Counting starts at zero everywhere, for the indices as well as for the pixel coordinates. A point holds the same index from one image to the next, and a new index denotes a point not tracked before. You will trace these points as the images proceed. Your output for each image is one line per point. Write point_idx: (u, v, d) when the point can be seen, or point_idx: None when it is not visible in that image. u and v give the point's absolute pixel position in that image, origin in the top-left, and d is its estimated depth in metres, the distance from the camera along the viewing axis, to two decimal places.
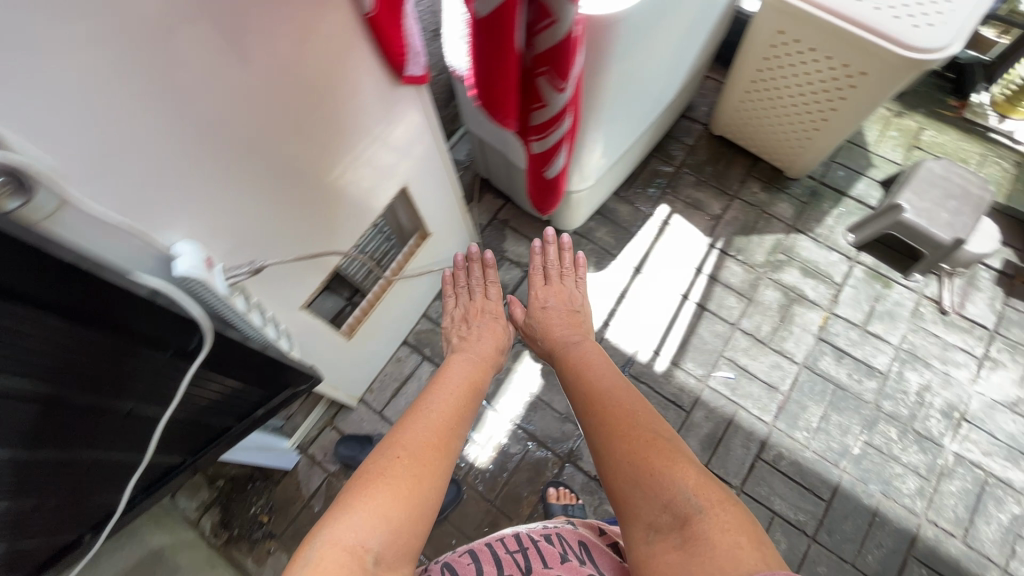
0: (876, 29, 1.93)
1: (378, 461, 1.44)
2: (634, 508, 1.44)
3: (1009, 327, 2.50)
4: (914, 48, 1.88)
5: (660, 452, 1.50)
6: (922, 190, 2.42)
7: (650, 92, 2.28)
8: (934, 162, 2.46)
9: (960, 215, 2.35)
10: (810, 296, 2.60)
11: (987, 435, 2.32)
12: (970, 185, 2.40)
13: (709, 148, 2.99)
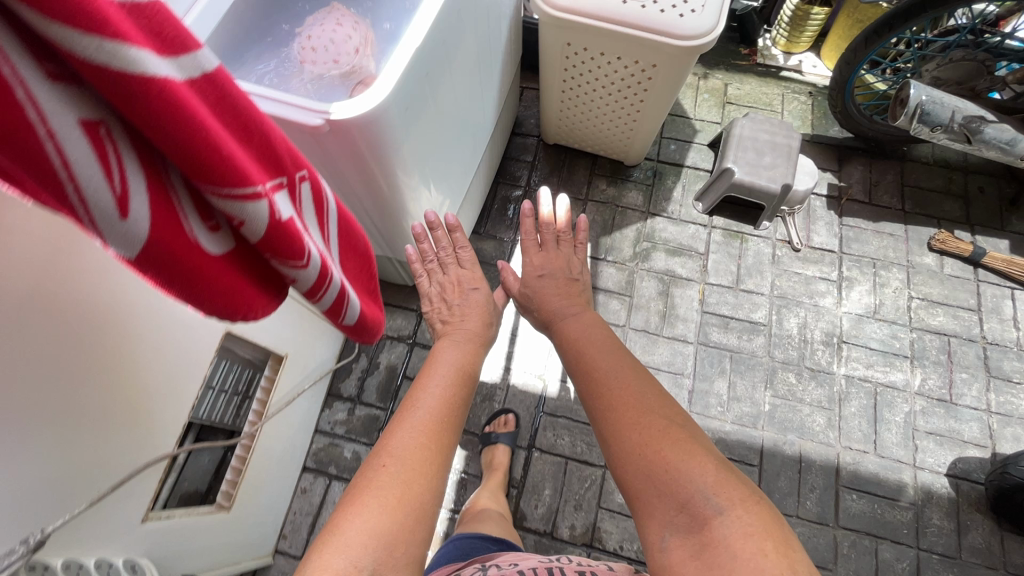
0: (649, 27, 1.96)
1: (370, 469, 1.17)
2: (647, 503, 1.25)
3: (850, 245, 2.74)
4: (687, 38, 1.95)
5: (671, 443, 1.28)
6: (741, 151, 2.60)
7: (467, 136, 2.18)
8: (741, 126, 2.66)
9: (778, 164, 2.55)
10: (683, 274, 2.68)
11: (865, 348, 2.52)
12: (777, 135, 2.63)
13: (550, 158, 2.97)
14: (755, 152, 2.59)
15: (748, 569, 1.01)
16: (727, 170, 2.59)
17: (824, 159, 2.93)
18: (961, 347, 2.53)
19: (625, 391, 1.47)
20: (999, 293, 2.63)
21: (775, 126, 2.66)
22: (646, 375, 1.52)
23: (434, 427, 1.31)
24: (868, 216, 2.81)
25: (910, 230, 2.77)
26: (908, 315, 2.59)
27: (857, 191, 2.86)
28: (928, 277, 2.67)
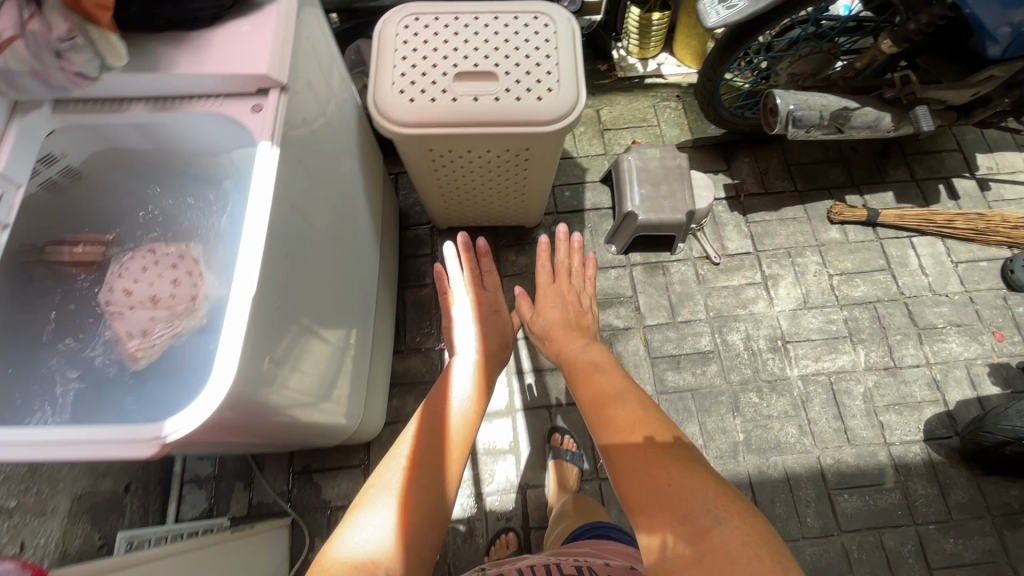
0: (512, 124, 1.78)
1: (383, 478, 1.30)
2: (647, 513, 1.28)
3: (763, 241, 2.76)
4: (553, 122, 1.78)
5: (661, 456, 1.36)
6: (638, 190, 2.49)
7: (355, 280, 1.90)
8: (630, 162, 2.54)
9: (677, 194, 2.48)
10: (620, 326, 2.59)
11: (808, 342, 2.56)
12: (665, 161, 2.55)
13: (449, 244, 2.74)
14: (652, 185, 2.50)
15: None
16: (631, 214, 2.48)
17: (711, 161, 2.92)
18: (887, 310, 2.62)
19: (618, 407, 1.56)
20: (900, 245, 2.74)
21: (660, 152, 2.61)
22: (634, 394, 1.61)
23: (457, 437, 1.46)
24: (768, 206, 2.84)
25: (809, 209, 2.82)
26: (833, 295, 2.64)
27: (751, 184, 2.87)
28: (838, 249, 2.74)
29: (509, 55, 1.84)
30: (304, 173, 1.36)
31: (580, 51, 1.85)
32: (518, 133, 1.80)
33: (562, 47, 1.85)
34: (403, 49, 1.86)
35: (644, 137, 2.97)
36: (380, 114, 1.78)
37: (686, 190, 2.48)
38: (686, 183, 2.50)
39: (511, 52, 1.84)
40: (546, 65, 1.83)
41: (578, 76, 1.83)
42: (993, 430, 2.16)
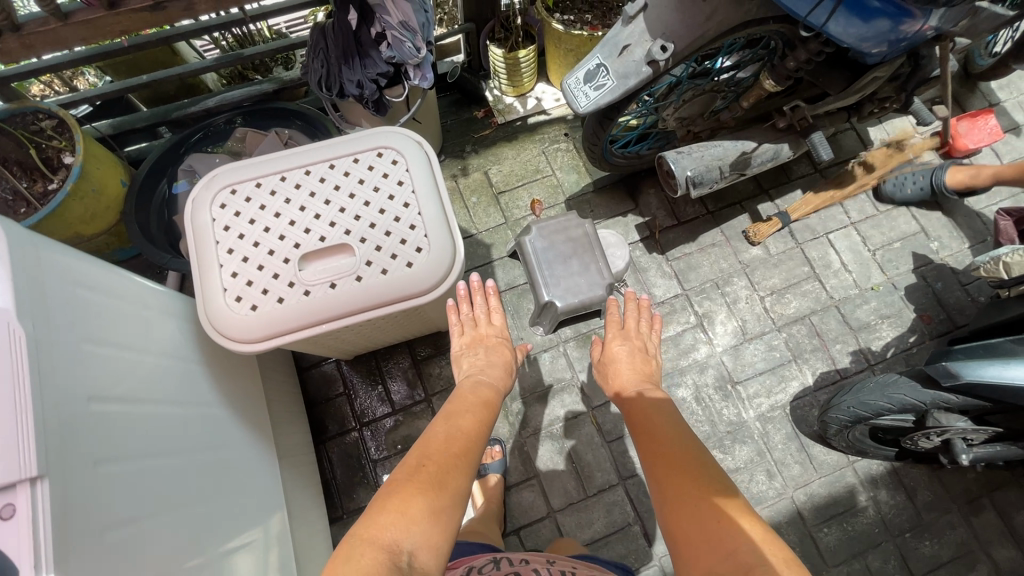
0: (386, 301, 1.48)
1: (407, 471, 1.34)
2: (698, 540, 1.41)
3: (689, 277, 2.61)
4: (433, 285, 1.50)
5: (714, 503, 1.48)
6: (549, 276, 2.29)
7: (264, 513, 1.57)
8: (534, 245, 2.34)
9: (593, 266, 2.31)
10: (567, 415, 2.40)
11: (755, 376, 2.47)
12: (571, 233, 2.36)
13: (363, 374, 2.42)
14: (563, 265, 2.31)
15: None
16: (548, 303, 2.29)
17: (617, 203, 2.72)
18: (822, 321, 2.56)
19: (675, 449, 1.72)
20: (821, 246, 2.67)
21: (564, 222, 2.39)
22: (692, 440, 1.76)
23: (469, 447, 1.50)
24: (687, 237, 2.67)
25: (727, 230, 2.69)
26: (769, 318, 2.56)
27: (663, 218, 2.70)
28: (764, 267, 2.63)
29: (359, 214, 1.52)
30: (121, 517, 1.02)
31: (442, 189, 1.57)
32: (397, 308, 1.50)
33: (419, 187, 1.55)
34: (227, 239, 1.49)
35: (543, 192, 2.72)
36: (222, 336, 1.43)
37: (600, 259, 2.33)
38: (598, 251, 2.34)
39: (361, 210, 1.53)
40: (408, 216, 1.53)
41: (447, 218, 1.55)
42: (838, 413, 2.11)
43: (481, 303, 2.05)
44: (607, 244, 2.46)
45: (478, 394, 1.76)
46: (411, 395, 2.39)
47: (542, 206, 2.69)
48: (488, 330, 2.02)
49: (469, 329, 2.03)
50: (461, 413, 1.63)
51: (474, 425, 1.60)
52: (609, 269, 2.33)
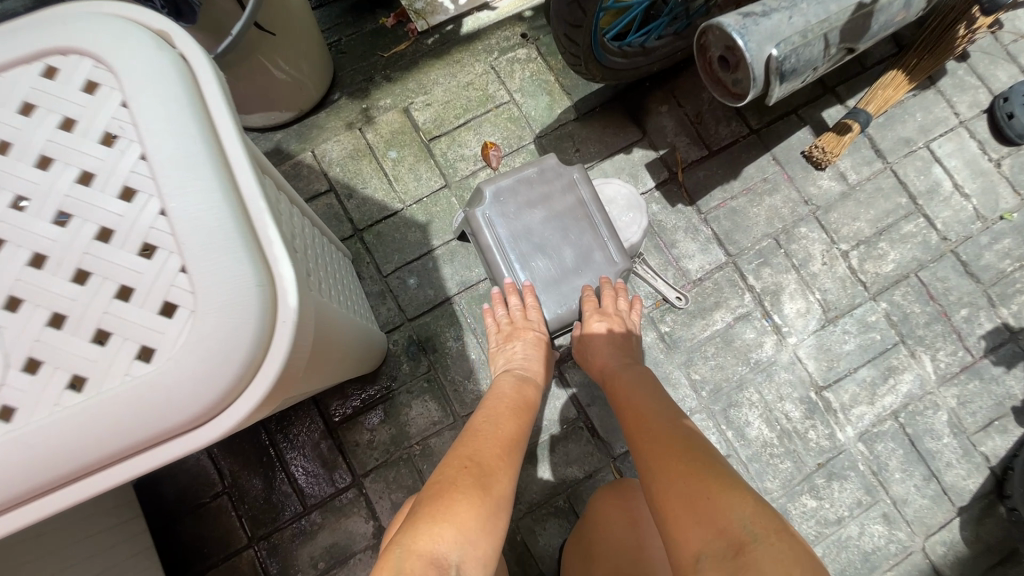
0: (111, 456, 0.57)
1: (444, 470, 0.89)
2: (673, 517, 0.84)
3: (734, 235, 1.71)
4: (223, 399, 0.59)
5: (683, 468, 0.90)
6: (526, 270, 1.40)
7: None
8: (493, 222, 1.42)
9: (593, 244, 1.44)
10: (577, 475, 1.56)
11: (850, 375, 1.64)
12: (548, 194, 1.46)
13: (252, 459, 1.53)
14: (544, 251, 1.42)
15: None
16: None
17: (613, 134, 1.77)
18: (937, 277, 1.70)
19: (646, 410, 1.10)
20: (922, 164, 1.77)
21: (535, 178, 1.46)
22: (659, 389, 1.17)
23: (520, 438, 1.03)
24: (724, 174, 1.76)
25: (781, 156, 1.77)
26: (860, 284, 1.69)
27: (685, 148, 1.77)
28: (843, 206, 1.74)
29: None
30: None
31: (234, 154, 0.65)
32: (140, 470, 0.59)
33: (165, 147, 0.60)
34: None
35: (499, 132, 1.76)
36: None
37: (602, 231, 1.44)
38: (596, 218, 1.45)
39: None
40: (138, 225, 0.58)
41: (240, 223, 0.62)
42: None
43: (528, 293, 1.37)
44: (609, 205, 1.55)
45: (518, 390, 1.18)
46: (332, 482, 1.53)
47: (499, 153, 1.73)
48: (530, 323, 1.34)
49: (507, 324, 1.35)
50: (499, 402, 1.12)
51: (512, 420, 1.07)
52: (619, 245, 1.45)
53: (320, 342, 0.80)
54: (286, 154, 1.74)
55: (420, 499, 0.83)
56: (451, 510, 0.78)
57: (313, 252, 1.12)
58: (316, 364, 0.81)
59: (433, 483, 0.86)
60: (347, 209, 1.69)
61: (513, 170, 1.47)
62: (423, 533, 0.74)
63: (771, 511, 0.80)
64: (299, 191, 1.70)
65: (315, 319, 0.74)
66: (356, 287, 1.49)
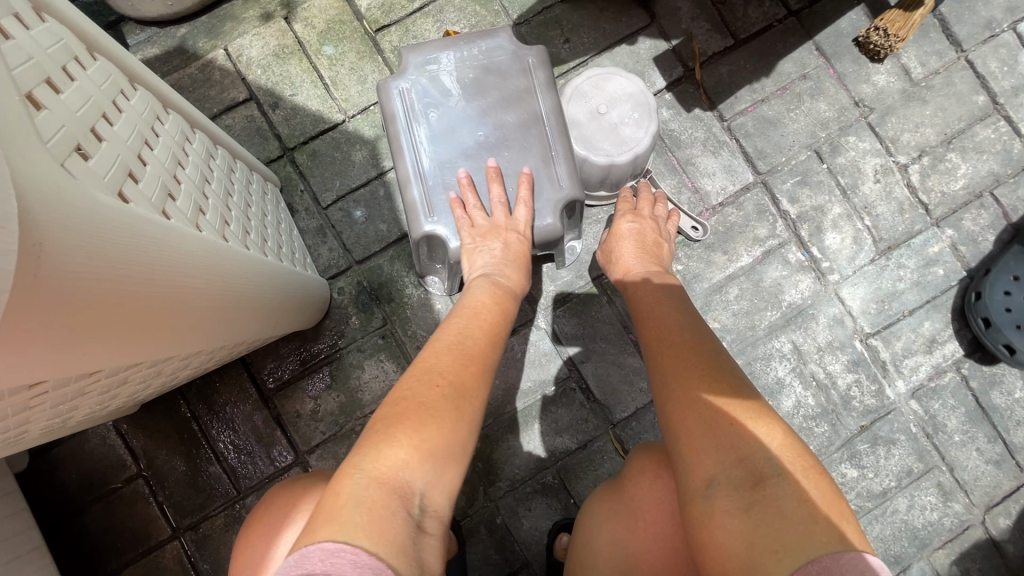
0: None
1: (410, 382, 0.75)
2: (689, 439, 0.74)
3: (764, 146, 1.36)
4: None
5: (710, 387, 0.78)
6: (434, 173, 1.04)
7: None
8: (410, 100, 1.05)
9: (534, 157, 1.04)
10: (569, 444, 1.28)
11: (904, 319, 1.33)
12: (494, 76, 1.05)
13: (169, 436, 1.25)
14: (464, 154, 1.04)
15: (774, 567, 0.57)
16: (430, 237, 1.07)
17: (613, 20, 1.38)
18: (1018, 195, 1.36)
19: (664, 315, 0.95)
20: (1006, 52, 1.39)
21: (476, 58, 1.06)
22: (677, 292, 1.01)
23: (486, 348, 0.84)
24: (754, 70, 1.38)
25: (828, 43, 1.39)
26: (920, 206, 1.35)
27: (705, 36, 1.38)
28: (903, 108, 1.37)
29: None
30: None
31: None
32: None
33: None
34: None
35: (466, 19, 1.36)
36: None
37: (553, 141, 1.04)
38: (547, 121, 1.04)
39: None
40: None
41: None
42: None
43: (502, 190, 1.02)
44: (597, 108, 1.16)
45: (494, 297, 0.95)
46: (270, 461, 1.25)
47: None
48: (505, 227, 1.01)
49: (484, 224, 1.01)
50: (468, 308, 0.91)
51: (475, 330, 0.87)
52: (571, 166, 1.04)
53: (115, 267, 0.51)
54: (193, 53, 1.35)
55: (380, 413, 0.70)
56: (412, 437, 0.67)
57: (212, 182, 0.84)
58: (113, 304, 0.52)
59: (394, 398, 0.72)
60: (273, 124, 1.32)
61: (461, 35, 1.08)
62: (384, 455, 0.64)
63: (796, 437, 0.71)
64: (211, 101, 1.33)
65: (62, 227, 0.43)
66: (279, 218, 1.13)
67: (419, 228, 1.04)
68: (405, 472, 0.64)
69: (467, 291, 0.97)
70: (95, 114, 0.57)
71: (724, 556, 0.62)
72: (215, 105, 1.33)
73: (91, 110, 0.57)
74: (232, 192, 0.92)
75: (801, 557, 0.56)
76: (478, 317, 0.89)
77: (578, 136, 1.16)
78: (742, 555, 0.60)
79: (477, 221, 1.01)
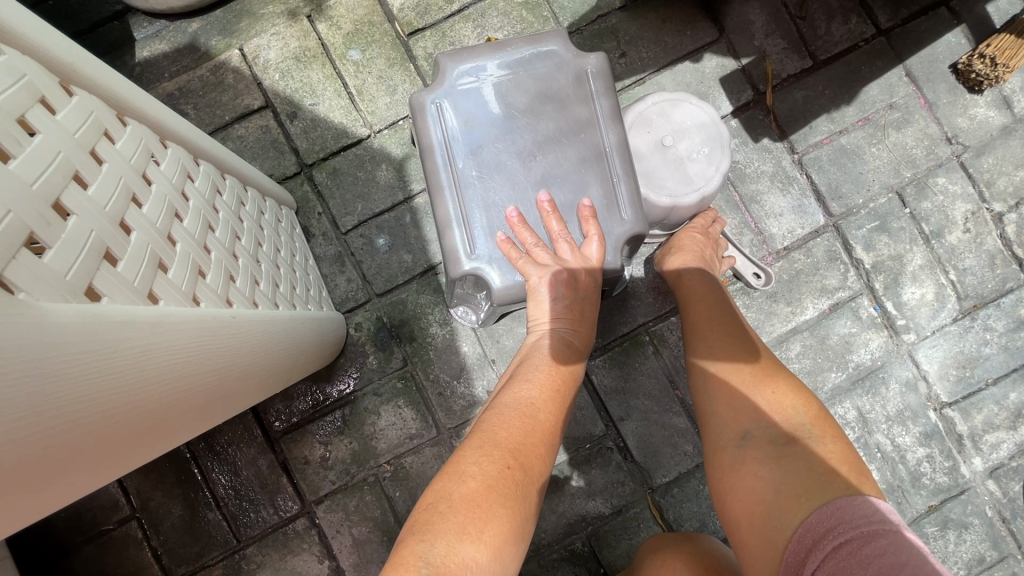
0: None
1: (476, 452, 0.66)
2: (725, 400, 0.80)
3: (839, 185, 1.20)
4: None
5: (746, 359, 0.84)
6: (476, 206, 0.88)
7: None
8: (448, 118, 0.90)
9: (593, 186, 0.89)
10: (601, 508, 1.16)
11: (986, 389, 1.18)
12: (547, 92, 0.90)
13: (166, 477, 1.14)
14: (511, 183, 0.89)
15: (795, 508, 0.62)
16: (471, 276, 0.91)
17: (675, 32, 1.22)
18: None
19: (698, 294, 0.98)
20: None
21: (527, 70, 0.91)
22: (715, 282, 1.00)
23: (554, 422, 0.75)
24: (833, 96, 1.21)
25: (919, 69, 1.22)
26: (1013, 261, 1.19)
27: (780, 56, 1.22)
28: (1002, 148, 1.20)
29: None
30: None
31: None
32: None
33: None
34: None
35: (510, 25, 1.21)
36: None
37: (617, 171, 0.90)
38: (611, 148, 0.90)
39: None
40: None
41: None
42: None
43: (562, 227, 0.86)
44: (665, 142, 1.01)
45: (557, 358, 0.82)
46: (274, 510, 1.14)
47: None
48: (579, 261, 0.85)
49: (552, 258, 0.84)
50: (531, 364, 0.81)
51: (545, 401, 0.76)
52: (636, 201, 0.90)
53: (67, 408, 0.39)
54: (205, 52, 1.22)
55: (445, 489, 0.62)
56: (482, 530, 0.59)
57: (214, 224, 0.71)
58: (73, 441, 0.41)
59: (461, 474, 0.63)
60: (290, 136, 1.19)
61: (507, 41, 0.92)
62: (455, 548, 0.56)
63: (823, 409, 0.76)
64: (223, 108, 1.20)
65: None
66: (293, 250, 1.01)
67: (459, 267, 0.88)
68: (475, 571, 0.56)
69: (532, 346, 0.84)
70: (62, 178, 0.44)
71: (751, 500, 0.68)
72: (227, 112, 1.20)
73: (56, 173, 0.43)
74: (239, 233, 0.79)
75: (819, 499, 0.62)
76: (546, 381, 0.78)
77: (641, 170, 1.01)
78: (770, 500, 0.66)
79: (540, 259, 0.84)
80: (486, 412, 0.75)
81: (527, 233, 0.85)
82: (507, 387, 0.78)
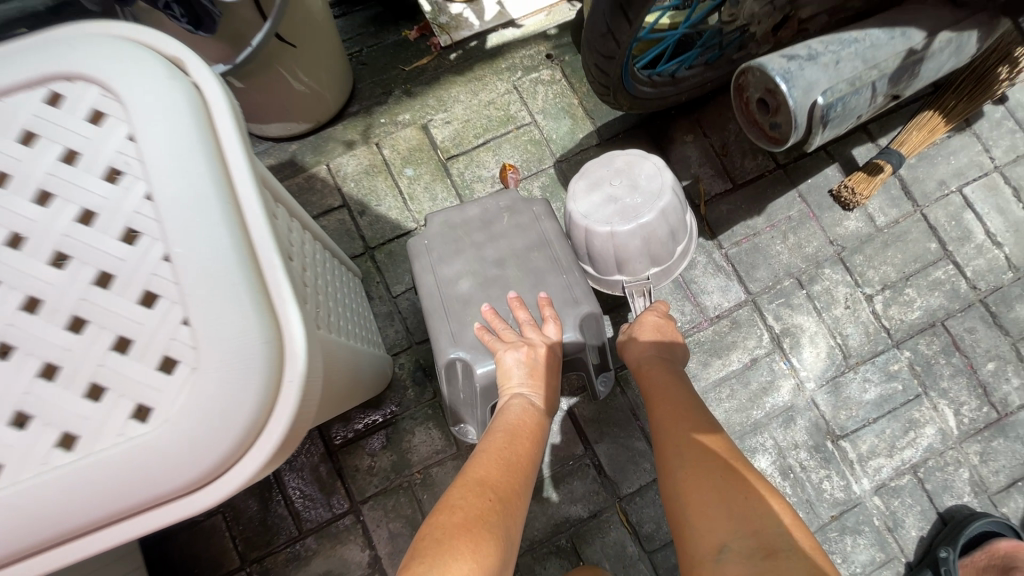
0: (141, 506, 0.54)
1: (462, 499, 0.87)
2: (700, 509, 0.88)
3: (753, 272, 1.67)
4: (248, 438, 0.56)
5: (720, 468, 0.94)
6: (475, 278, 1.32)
7: None
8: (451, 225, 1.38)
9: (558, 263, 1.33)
10: (581, 513, 1.51)
11: (867, 425, 1.58)
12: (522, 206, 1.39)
13: None
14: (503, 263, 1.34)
15: None
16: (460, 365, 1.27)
17: None
18: (964, 327, 1.64)
19: (675, 405, 1.13)
20: (954, 209, 1.71)
21: (489, 216, 1.38)
22: (689, 391, 1.17)
23: (524, 464, 0.99)
24: (748, 209, 1.71)
25: (809, 193, 1.72)
26: (883, 330, 1.64)
27: (709, 181, 1.73)
28: (869, 249, 1.68)
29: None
30: None
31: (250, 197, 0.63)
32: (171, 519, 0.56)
33: (175, 183, 0.58)
34: None
35: (519, 154, 1.72)
36: None
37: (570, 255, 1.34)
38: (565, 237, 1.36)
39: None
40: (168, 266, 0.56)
41: (251, 274, 0.59)
42: None
43: (527, 315, 1.21)
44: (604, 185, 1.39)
45: (526, 420, 1.07)
46: (330, 507, 1.48)
47: (518, 176, 1.69)
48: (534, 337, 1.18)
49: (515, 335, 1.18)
50: (503, 421, 1.07)
51: (516, 448, 1.01)
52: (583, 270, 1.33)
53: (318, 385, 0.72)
54: (301, 166, 1.71)
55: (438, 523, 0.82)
56: (470, 550, 0.78)
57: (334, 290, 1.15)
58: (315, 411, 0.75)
59: (452, 510, 0.85)
60: (359, 226, 1.65)
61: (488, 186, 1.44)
62: (449, 567, 0.75)
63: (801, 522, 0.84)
64: (312, 205, 1.67)
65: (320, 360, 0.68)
66: (364, 307, 1.44)
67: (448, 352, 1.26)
68: None
69: (504, 407, 1.11)
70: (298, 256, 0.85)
71: None
72: (314, 208, 1.66)
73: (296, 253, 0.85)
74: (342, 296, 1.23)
75: None
76: (520, 435, 1.03)
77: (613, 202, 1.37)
78: None
79: (508, 340, 1.17)
80: (468, 462, 0.98)
81: (500, 320, 1.22)
82: (488, 441, 1.03)
